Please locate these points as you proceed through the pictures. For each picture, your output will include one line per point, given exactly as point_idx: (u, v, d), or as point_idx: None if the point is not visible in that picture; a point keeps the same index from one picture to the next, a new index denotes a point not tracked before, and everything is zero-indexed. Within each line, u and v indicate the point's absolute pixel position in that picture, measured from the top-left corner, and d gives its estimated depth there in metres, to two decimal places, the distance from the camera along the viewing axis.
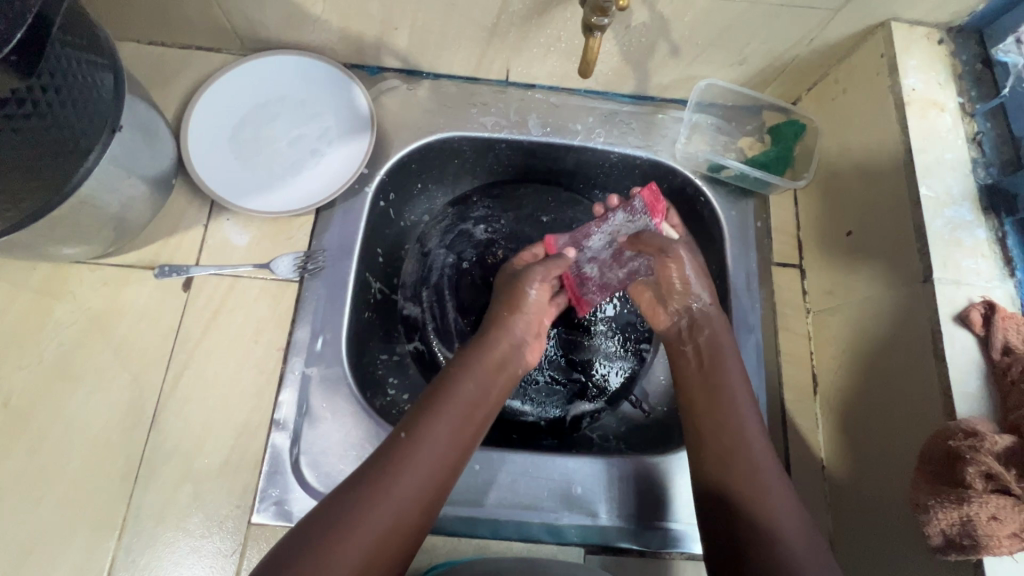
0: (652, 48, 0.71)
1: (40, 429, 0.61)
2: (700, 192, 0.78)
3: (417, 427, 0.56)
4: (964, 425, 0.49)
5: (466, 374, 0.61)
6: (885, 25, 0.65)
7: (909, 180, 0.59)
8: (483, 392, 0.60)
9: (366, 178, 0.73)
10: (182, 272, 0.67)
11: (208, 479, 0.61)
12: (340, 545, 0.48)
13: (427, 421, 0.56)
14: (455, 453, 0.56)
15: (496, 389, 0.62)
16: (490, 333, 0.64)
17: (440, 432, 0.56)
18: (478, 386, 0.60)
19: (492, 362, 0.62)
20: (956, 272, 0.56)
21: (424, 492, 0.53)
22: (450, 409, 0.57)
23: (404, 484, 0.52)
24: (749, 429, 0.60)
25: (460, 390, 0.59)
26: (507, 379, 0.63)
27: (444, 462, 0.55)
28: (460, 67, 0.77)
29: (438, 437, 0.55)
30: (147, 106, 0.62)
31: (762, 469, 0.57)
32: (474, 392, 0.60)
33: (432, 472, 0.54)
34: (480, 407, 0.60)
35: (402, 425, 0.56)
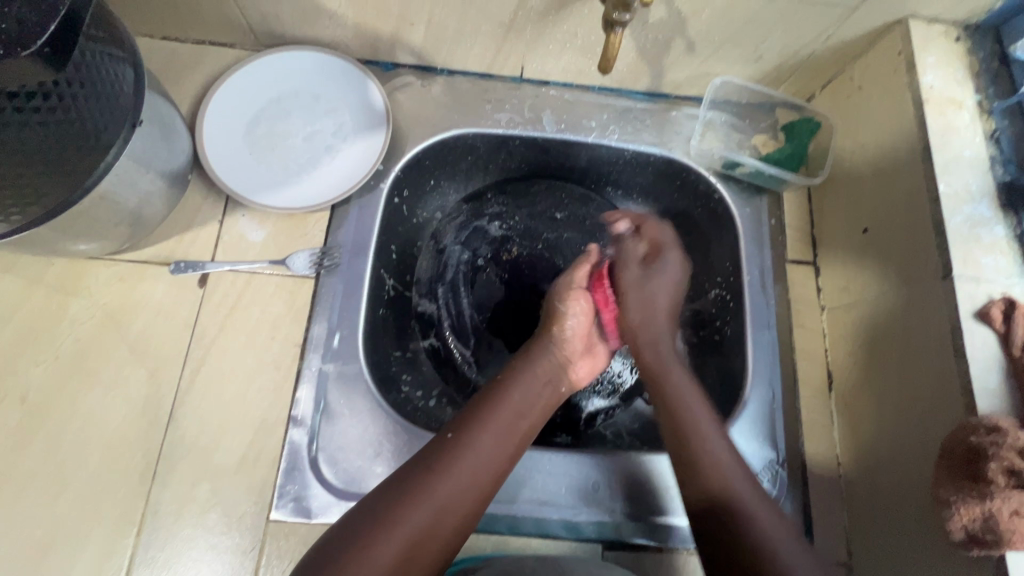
0: (668, 45, 0.71)
1: (57, 425, 0.61)
2: (714, 189, 0.78)
3: (464, 431, 0.57)
4: (986, 421, 0.50)
5: (513, 382, 0.62)
6: (902, 22, 0.65)
7: (927, 177, 0.60)
8: (530, 405, 0.61)
9: (381, 175, 0.73)
10: (197, 268, 0.67)
11: (226, 476, 0.61)
12: (382, 538, 0.49)
13: (476, 427, 0.57)
14: (500, 463, 0.56)
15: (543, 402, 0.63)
16: (540, 346, 0.65)
17: (487, 438, 0.57)
18: (525, 397, 0.61)
19: (542, 371, 0.64)
20: (975, 269, 0.56)
21: (467, 497, 0.53)
22: (496, 418, 0.58)
23: (450, 486, 0.53)
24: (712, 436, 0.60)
25: (507, 398, 0.60)
26: (554, 393, 0.64)
27: (489, 468, 0.56)
28: (475, 63, 0.77)
29: (484, 445, 0.56)
30: (163, 101, 0.62)
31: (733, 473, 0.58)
32: (521, 403, 0.61)
33: (477, 476, 0.54)
34: (526, 420, 0.60)
35: (450, 427, 0.57)
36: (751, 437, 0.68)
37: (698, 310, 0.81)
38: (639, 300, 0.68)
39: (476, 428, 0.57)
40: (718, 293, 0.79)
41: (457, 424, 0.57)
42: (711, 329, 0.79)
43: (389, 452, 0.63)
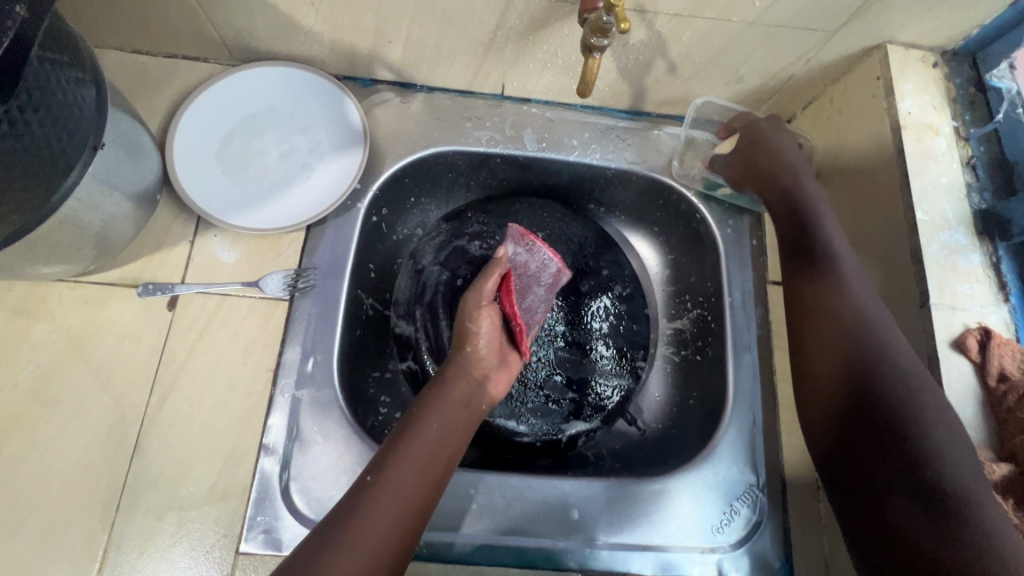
0: (649, 65, 0.70)
1: (15, 456, 0.58)
2: (695, 209, 0.78)
3: (383, 470, 0.53)
4: None
5: (429, 412, 0.58)
6: (881, 46, 0.65)
7: (904, 203, 0.59)
8: (450, 433, 0.58)
9: (358, 194, 0.72)
10: (167, 290, 0.65)
11: (194, 507, 0.59)
12: None
13: (394, 463, 0.54)
14: (420, 500, 0.53)
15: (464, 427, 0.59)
16: (449, 372, 0.62)
17: (402, 475, 0.53)
18: (445, 425, 0.58)
19: (450, 401, 0.59)
20: (952, 297, 0.56)
21: (387, 542, 0.50)
22: (415, 453, 0.55)
23: (366, 533, 0.49)
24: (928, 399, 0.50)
25: (425, 430, 0.56)
26: (473, 416, 0.61)
27: (411, 505, 0.53)
28: (455, 80, 0.76)
29: (406, 481, 0.53)
30: (131, 119, 0.60)
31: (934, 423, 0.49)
32: (439, 432, 0.57)
33: (402, 515, 0.51)
34: (448, 448, 0.57)
35: (367, 470, 0.54)
36: (734, 461, 0.67)
37: (679, 329, 0.81)
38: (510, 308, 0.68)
39: (394, 467, 0.53)
40: (698, 312, 0.79)
41: (374, 467, 0.54)
42: (693, 348, 0.79)
43: None
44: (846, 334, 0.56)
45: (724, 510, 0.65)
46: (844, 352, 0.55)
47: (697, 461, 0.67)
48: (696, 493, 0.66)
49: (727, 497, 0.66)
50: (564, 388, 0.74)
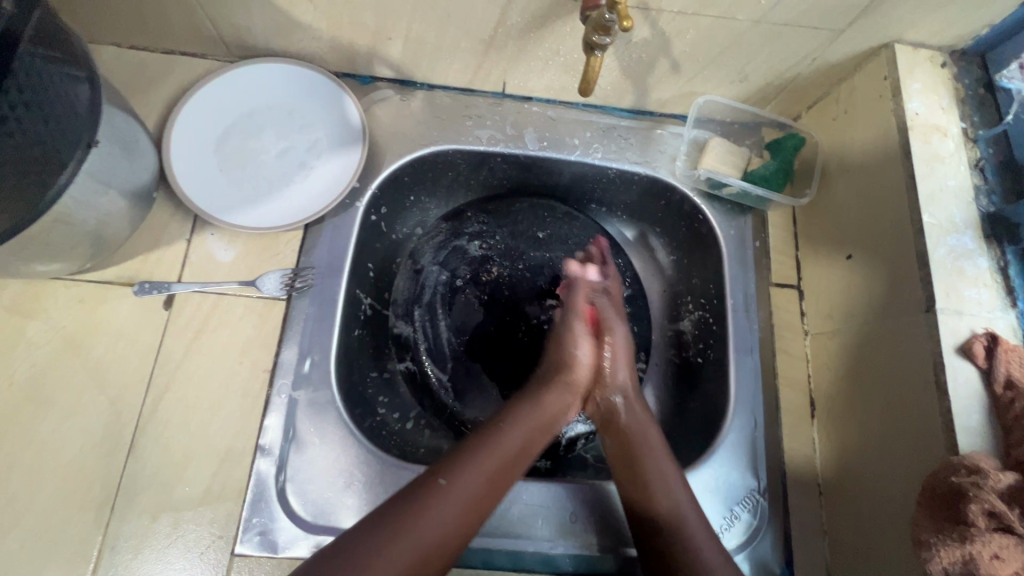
0: (652, 64, 0.69)
1: (10, 456, 0.58)
2: (697, 210, 0.77)
3: (456, 474, 0.54)
4: (968, 462, 0.49)
5: (512, 426, 0.60)
6: (889, 46, 0.64)
7: (910, 207, 0.58)
8: (520, 458, 0.58)
9: (357, 193, 0.71)
10: (163, 289, 0.64)
11: (189, 509, 0.59)
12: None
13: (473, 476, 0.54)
14: (473, 516, 0.53)
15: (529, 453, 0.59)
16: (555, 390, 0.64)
17: (474, 490, 0.53)
18: (519, 439, 0.59)
19: (540, 417, 0.62)
20: (959, 302, 0.55)
21: (427, 556, 0.49)
22: (487, 464, 0.55)
23: (410, 546, 0.48)
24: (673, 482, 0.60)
25: (509, 441, 0.58)
26: (545, 436, 0.62)
27: (470, 515, 0.52)
28: (455, 78, 0.75)
29: (473, 490, 0.53)
30: (127, 116, 0.59)
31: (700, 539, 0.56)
32: (515, 445, 0.58)
33: (461, 524, 0.51)
34: (518, 462, 0.58)
35: (440, 470, 0.54)
36: (734, 465, 0.67)
37: (679, 331, 0.80)
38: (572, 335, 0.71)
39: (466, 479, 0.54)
40: (700, 314, 0.78)
41: (449, 469, 0.54)
42: (694, 351, 0.78)
43: (359, 483, 0.61)
44: (629, 459, 0.62)
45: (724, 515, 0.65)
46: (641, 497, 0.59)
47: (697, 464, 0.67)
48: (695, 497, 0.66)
49: (727, 501, 0.65)
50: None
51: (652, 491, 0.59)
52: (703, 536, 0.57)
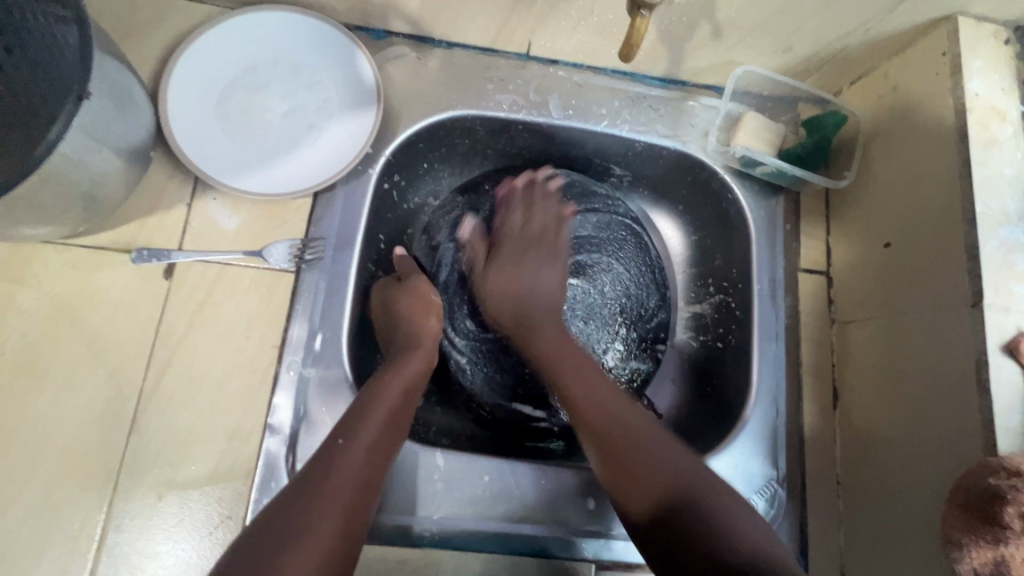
0: (692, 29, 0.64)
1: (2, 430, 0.55)
2: (727, 188, 0.73)
3: (347, 424, 0.54)
4: (1009, 464, 0.47)
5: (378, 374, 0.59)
6: (951, 18, 0.59)
7: (963, 195, 0.55)
8: (390, 433, 0.55)
9: (370, 159, 0.67)
10: (162, 258, 0.60)
11: (195, 488, 0.56)
12: (292, 530, 0.45)
13: (355, 432, 0.53)
14: (380, 455, 0.53)
15: (404, 413, 0.57)
16: (414, 338, 0.62)
17: (360, 467, 0.51)
18: (377, 384, 0.57)
19: (397, 361, 0.60)
20: (1006, 298, 0.52)
21: (344, 522, 0.48)
22: (354, 410, 0.55)
23: (320, 532, 0.46)
24: (666, 454, 0.53)
25: (371, 422, 0.54)
26: (418, 377, 0.60)
27: (359, 456, 0.52)
28: (477, 35, 0.69)
29: (368, 433, 0.53)
30: (119, 66, 0.54)
31: (718, 485, 0.51)
32: (370, 390, 0.57)
33: (368, 461, 0.52)
34: (381, 404, 0.56)
35: (347, 413, 0.55)
36: (753, 454, 0.66)
37: (700, 315, 0.78)
38: (524, 237, 0.66)
39: (352, 439, 0.52)
40: (722, 298, 0.76)
41: (346, 420, 0.54)
42: (714, 335, 0.76)
43: None
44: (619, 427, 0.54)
45: None
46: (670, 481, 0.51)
47: (719, 449, 0.66)
48: None
49: (747, 490, 0.64)
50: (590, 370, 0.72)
51: (636, 466, 0.52)
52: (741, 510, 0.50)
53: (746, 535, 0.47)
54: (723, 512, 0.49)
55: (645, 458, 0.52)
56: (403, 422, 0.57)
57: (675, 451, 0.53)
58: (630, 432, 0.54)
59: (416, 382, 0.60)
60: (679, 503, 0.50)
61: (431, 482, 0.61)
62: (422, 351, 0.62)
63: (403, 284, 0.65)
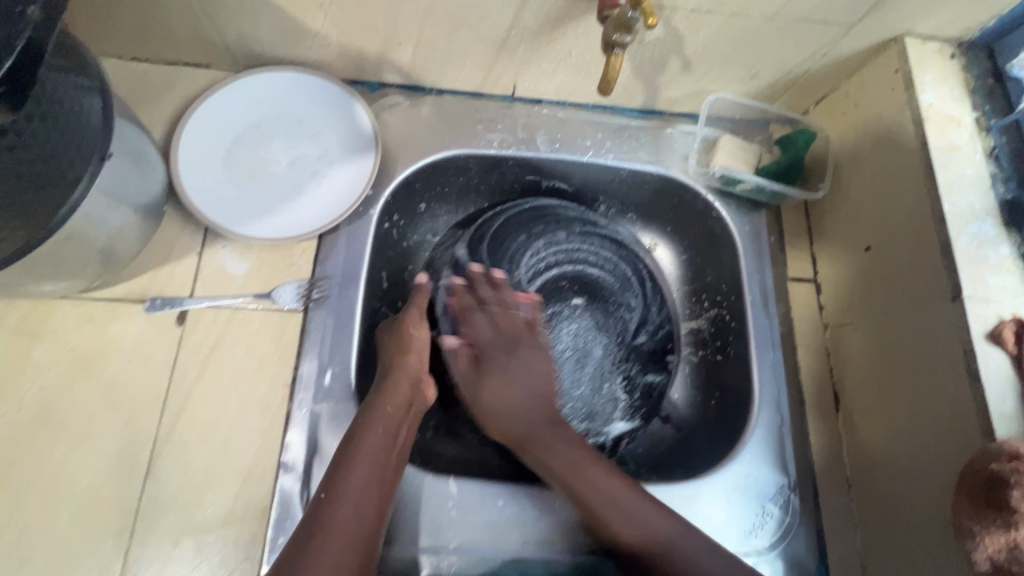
0: (664, 64, 0.69)
1: (19, 485, 0.55)
2: (712, 209, 0.77)
3: (333, 480, 0.52)
4: (1007, 448, 0.49)
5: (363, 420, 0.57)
6: (898, 39, 0.64)
7: (931, 196, 0.59)
8: (378, 482, 0.54)
9: (371, 201, 0.70)
10: (175, 305, 0.63)
11: (210, 531, 0.56)
12: None
13: (338, 484, 0.52)
14: (369, 510, 0.52)
15: (392, 456, 0.56)
16: (395, 376, 0.60)
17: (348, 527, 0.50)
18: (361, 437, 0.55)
19: (386, 407, 0.58)
20: (984, 289, 0.55)
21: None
22: (339, 469, 0.53)
23: None
24: (620, 490, 0.57)
25: (358, 471, 0.53)
26: (404, 424, 0.58)
27: (344, 516, 0.50)
28: (464, 82, 0.74)
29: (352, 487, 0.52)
30: (136, 129, 0.58)
31: (668, 527, 0.55)
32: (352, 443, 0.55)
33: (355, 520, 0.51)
34: (365, 458, 0.54)
35: (330, 468, 0.54)
36: (761, 462, 0.66)
37: (698, 330, 0.79)
38: (499, 342, 0.65)
39: (338, 488, 0.52)
40: (717, 311, 0.78)
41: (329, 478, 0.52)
42: (712, 349, 0.77)
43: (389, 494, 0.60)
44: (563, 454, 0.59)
45: (758, 513, 0.64)
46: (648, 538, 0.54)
47: (730, 458, 0.67)
48: (728, 495, 0.65)
49: (760, 499, 0.64)
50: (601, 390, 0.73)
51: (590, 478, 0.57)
52: (704, 553, 0.53)
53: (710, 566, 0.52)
54: (683, 563, 0.53)
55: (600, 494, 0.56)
56: (392, 470, 0.55)
57: (624, 483, 0.57)
58: (586, 454, 0.59)
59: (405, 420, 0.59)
60: (658, 552, 0.54)
61: (446, 509, 0.61)
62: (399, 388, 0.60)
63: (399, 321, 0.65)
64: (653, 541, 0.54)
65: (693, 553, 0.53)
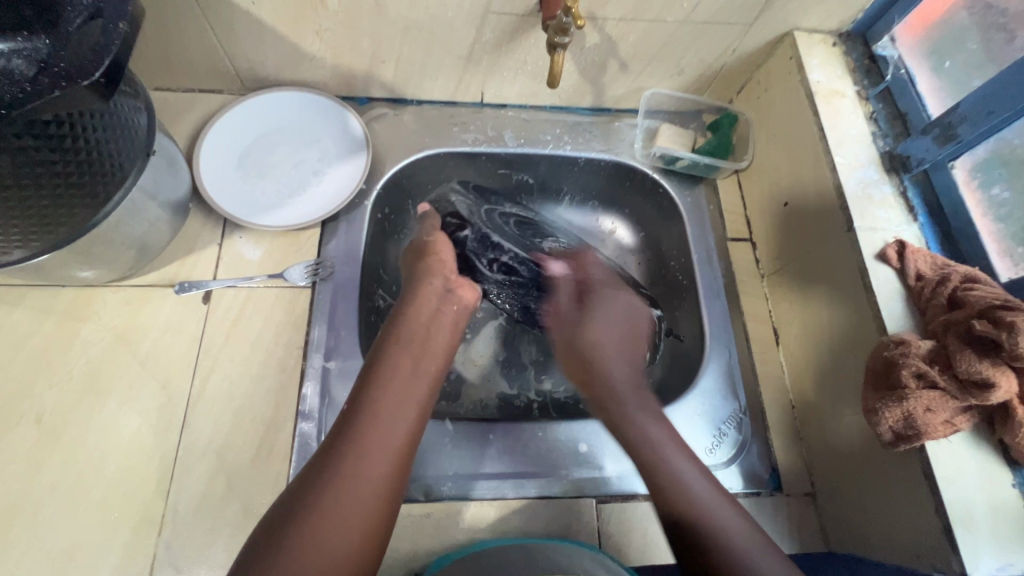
0: (604, 66, 0.84)
1: (72, 442, 0.64)
2: (658, 184, 0.90)
3: (372, 372, 0.60)
4: (894, 337, 0.61)
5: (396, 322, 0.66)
6: (789, 34, 0.79)
7: (825, 153, 0.72)
8: (416, 374, 0.60)
9: (365, 194, 0.82)
10: (201, 287, 0.73)
11: (240, 472, 0.65)
12: (330, 472, 0.50)
13: (383, 372, 0.59)
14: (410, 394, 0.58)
15: (424, 349, 0.63)
16: (420, 280, 0.70)
17: (391, 403, 0.56)
18: (400, 337, 0.63)
19: (418, 309, 0.67)
20: (872, 221, 0.68)
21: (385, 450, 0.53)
22: (384, 366, 0.60)
23: (356, 469, 0.51)
24: (694, 477, 0.58)
25: (395, 364, 0.60)
26: (437, 328, 0.66)
27: (391, 401, 0.57)
28: (440, 92, 0.88)
29: (393, 377, 0.59)
30: (167, 138, 0.70)
31: (709, 500, 0.56)
32: (396, 342, 0.63)
33: (399, 401, 0.57)
34: (402, 352, 0.62)
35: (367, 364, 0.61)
36: (716, 391, 0.76)
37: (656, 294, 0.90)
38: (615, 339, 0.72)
39: (373, 400, 0.56)
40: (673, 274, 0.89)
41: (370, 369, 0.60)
42: (669, 308, 0.88)
43: None
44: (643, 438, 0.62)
45: (714, 433, 0.74)
46: (687, 508, 0.55)
47: (688, 389, 0.77)
48: (688, 419, 0.75)
49: (716, 421, 0.74)
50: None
51: (659, 453, 0.60)
52: (733, 517, 0.55)
53: (733, 531, 0.53)
54: (731, 546, 0.52)
55: (674, 485, 0.57)
56: (430, 365, 0.62)
57: (690, 466, 0.59)
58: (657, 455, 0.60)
59: (431, 334, 0.65)
60: (688, 523, 0.55)
61: (443, 445, 0.70)
62: (421, 306, 0.66)
63: (414, 246, 0.76)
64: (689, 509, 0.55)
65: (727, 532, 0.53)
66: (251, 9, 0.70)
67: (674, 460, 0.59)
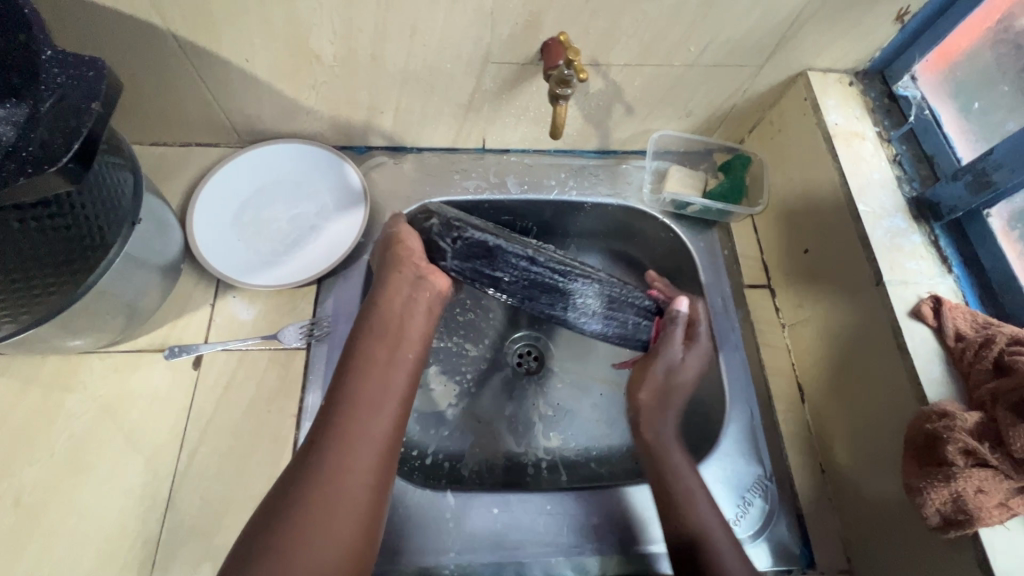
0: (610, 110, 0.80)
1: (51, 525, 0.60)
2: (668, 228, 0.86)
3: (353, 364, 0.60)
4: (936, 408, 0.55)
5: (371, 310, 0.65)
6: (803, 74, 0.76)
7: (847, 200, 0.68)
8: (395, 365, 0.61)
9: (362, 247, 0.79)
10: (192, 351, 0.70)
11: (228, 554, 0.61)
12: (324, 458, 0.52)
13: (364, 366, 0.60)
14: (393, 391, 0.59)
15: (399, 335, 0.64)
16: (391, 268, 0.68)
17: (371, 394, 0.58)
18: (379, 326, 0.64)
19: (394, 293, 0.66)
20: (902, 273, 0.63)
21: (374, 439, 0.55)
22: (364, 356, 0.60)
23: (345, 455, 0.53)
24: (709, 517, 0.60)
25: (376, 359, 0.61)
26: (415, 315, 0.66)
27: (377, 391, 0.58)
28: (440, 140, 0.85)
29: (374, 370, 0.59)
30: (159, 200, 0.67)
31: (709, 523, 0.60)
32: (373, 329, 0.63)
33: (382, 393, 0.58)
34: (383, 346, 0.62)
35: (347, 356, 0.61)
36: (739, 455, 0.71)
37: None
38: (680, 382, 0.71)
39: (350, 396, 0.57)
40: None
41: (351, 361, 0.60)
42: None
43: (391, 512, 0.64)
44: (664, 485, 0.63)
45: (738, 503, 0.68)
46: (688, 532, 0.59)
47: (708, 453, 0.71)
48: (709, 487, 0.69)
49: (739, 489, 0.69)
50: (592, 307, 0.74)
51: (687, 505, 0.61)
52: (733, 552, 0.58)
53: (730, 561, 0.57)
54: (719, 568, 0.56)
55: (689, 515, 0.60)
56: (405, 354, 0.63)
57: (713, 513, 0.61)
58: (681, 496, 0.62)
59: (404, 323, 0.65)
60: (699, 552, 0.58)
61: (444, 521, 0.65)
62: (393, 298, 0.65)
63: (382, 237, 0.72)
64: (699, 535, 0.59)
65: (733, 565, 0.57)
66: (245, 66, 0.68)
67: (697, 493, 0.62)
